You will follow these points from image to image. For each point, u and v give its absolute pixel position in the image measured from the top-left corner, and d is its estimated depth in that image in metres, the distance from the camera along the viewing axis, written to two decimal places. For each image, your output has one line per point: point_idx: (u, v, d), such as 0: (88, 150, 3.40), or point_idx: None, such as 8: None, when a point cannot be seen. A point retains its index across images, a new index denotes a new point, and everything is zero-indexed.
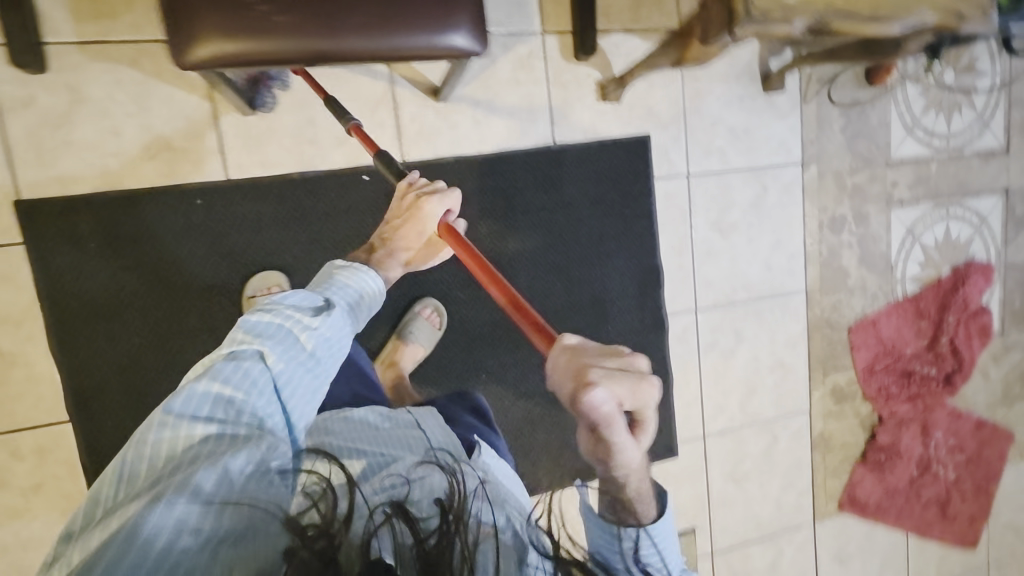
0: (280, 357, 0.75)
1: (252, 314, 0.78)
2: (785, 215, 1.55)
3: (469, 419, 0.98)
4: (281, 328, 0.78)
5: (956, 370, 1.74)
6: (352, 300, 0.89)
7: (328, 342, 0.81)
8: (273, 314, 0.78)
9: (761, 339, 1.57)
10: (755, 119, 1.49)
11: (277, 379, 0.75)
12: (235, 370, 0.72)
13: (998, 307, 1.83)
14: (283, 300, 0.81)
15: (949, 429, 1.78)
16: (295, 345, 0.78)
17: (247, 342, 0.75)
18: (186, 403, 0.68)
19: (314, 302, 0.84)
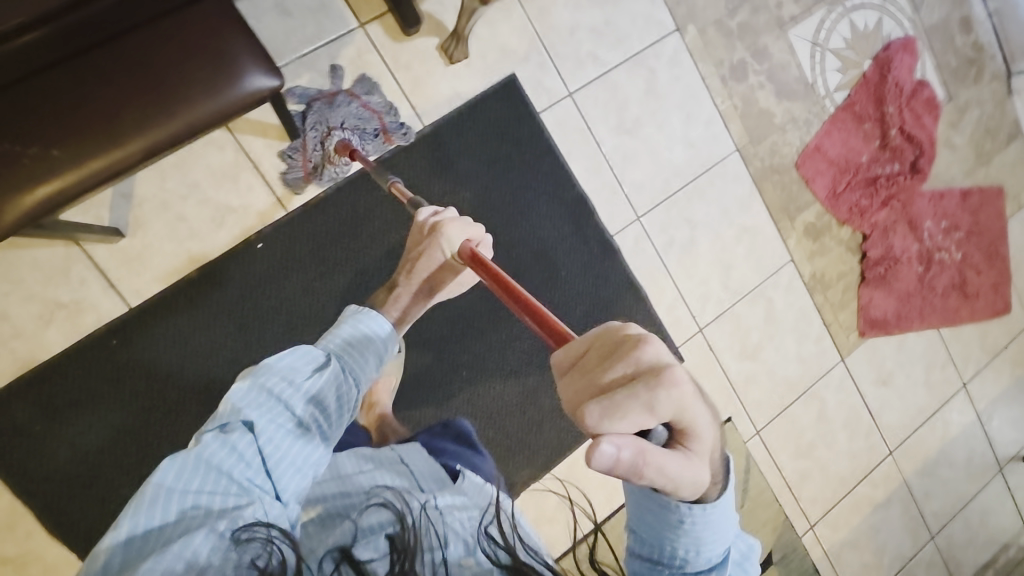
0: (269, 424, 0.67)
1: (246, 380, 0.70)
2: (684, 87, 1.48)
3: (449, 445, 0.95)
4: (275, 390, 0.70)
5: (919, 155, 1.69)
6: (360, 351, 0.80)
7: (327, 400, 0.73)
8: (266, 378, 0.71)
9: (715, 214, 1.52)
10: (612, 8, 1.42)
11: (266, 451, 0.65)
12: (222, 447, 0.63)
13: (936, 75, 1.75)
14: (281, 361, 0.73)
15: (936, 213, 1.75)
16: (285, 407, 0.69)
17: (236, 412, 0.67)
18: (170, 478, 0.60)
19: (315, 360, 0.75)
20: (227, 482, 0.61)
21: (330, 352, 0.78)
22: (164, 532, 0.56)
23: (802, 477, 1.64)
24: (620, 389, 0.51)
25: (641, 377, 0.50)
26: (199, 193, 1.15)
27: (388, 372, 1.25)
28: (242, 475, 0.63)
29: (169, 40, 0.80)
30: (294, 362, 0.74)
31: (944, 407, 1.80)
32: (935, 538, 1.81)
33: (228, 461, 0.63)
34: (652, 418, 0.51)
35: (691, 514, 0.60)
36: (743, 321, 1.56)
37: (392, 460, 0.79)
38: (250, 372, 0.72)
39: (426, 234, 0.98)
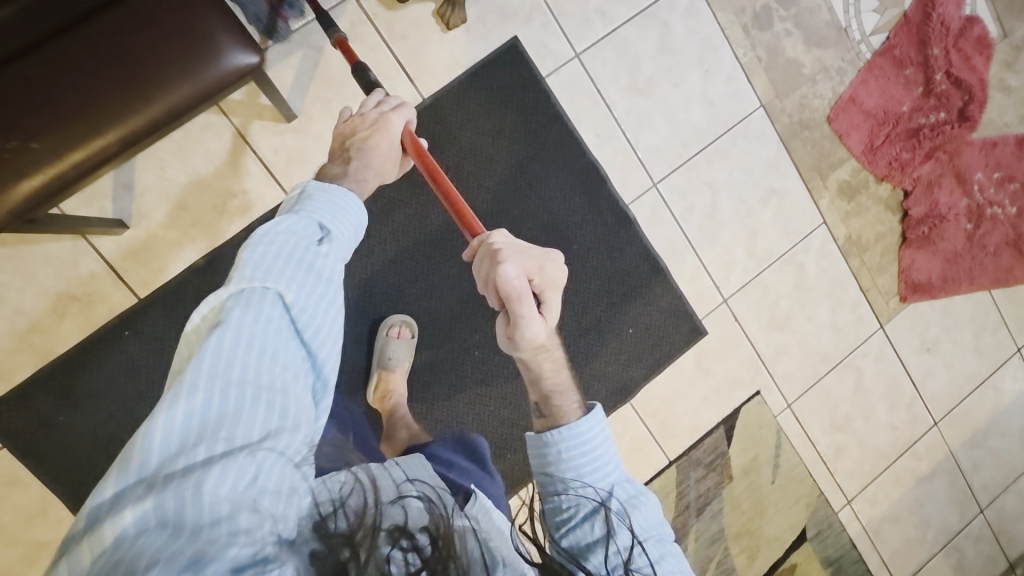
0: (293, 298, 0.60)
1: (253, 246, 0.61)
2: (702, 41, 1.38)
3: (461, 461, 0.91)
4: (293, 260, 0.62)
5: (967, 101, 1.55)
6: (352, 219, 0.72)
7: (341, 272, 0.66)
8: (276, 245, 0.62)
9: (738, 177, 1.43)
10: None
11: (295, 328, 0.60)
12: (248, 327, 0.56)
13: (988, 10, 1.59)
14: (283, 226, 0.63)
15: (987, 164, 1.61)
16: (304, 277, 0.62)
17: (257, 283, 0.59)
18: (208, 364, 0.53)
19: (318, 230, 0.66)
20: (270, 365, 0.56)
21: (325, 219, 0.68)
22: (215, 423, 0.52)
23: (837, 451, 1.57)
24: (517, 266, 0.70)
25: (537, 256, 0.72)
26: (199, 180, 1.12)
27: (401, 360, 1.23)
28: (277, 357, 0.57)
29: (139, 17, 0.76)
30: (298, 228, 0.64)
31: (996, 373, 1.68)
32: (985, 511, 1.71)
33: (264, 342, 0.57)
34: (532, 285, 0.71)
35: (563, 439, 0.70)
36: (771, 290, 1.48)
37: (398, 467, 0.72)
38: (252, 237, 0.62)
39: (369, 124, 0.84)
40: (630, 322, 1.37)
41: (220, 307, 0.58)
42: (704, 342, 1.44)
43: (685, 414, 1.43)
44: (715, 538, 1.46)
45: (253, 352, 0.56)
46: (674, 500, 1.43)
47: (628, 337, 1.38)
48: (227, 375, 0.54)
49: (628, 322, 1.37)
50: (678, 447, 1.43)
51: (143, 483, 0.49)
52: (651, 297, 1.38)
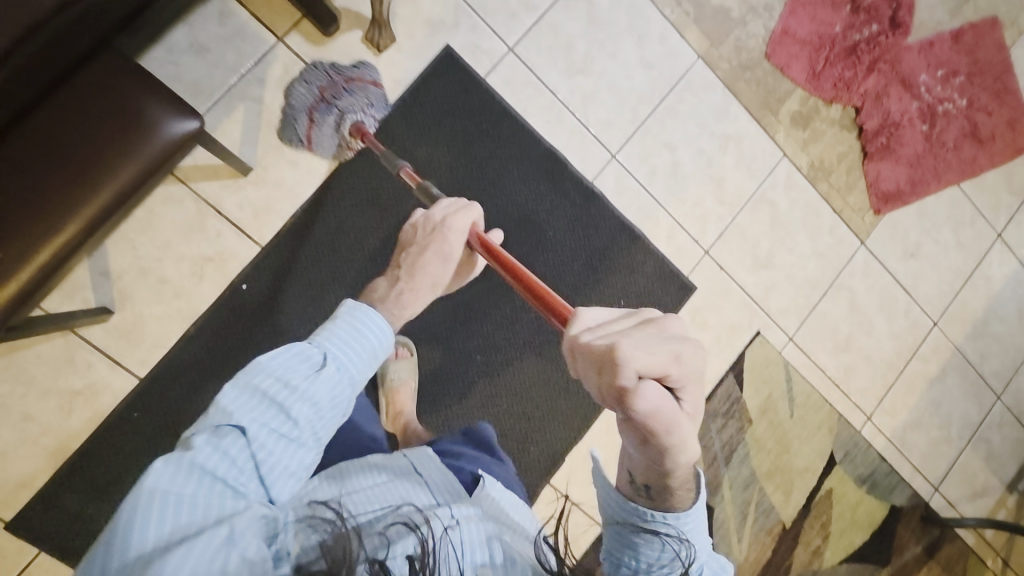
0: (262, 431, 0.65)
1: (238, 382, 0.66)
2: (629, 8, 1.40)
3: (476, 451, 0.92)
4: (268, 394, 0.67)
5: (896, 9, 1.57)
6: (353, 352, 0.75)
7: (319, 406, 0.70)
8: (261, 383, 0.67)
9: (693, 131, 1.45)
10: None
11: (261, 456, 0.64)
12: (217, 452, 0.62)
13: None
14: (273, 361, 0.69)
15: (930, 64, 1.64)
16: (276, 414, 0.66)
17: (228, 417, 0.64)
18: (165, 482, 0.58)
19: (312, 359, 0.71)
20: (231, 488, 0.61)
21: (325, 352, 0.73)
22: (168, 536, 0.54)
23: (847, 371, 1.60)
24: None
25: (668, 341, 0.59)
26: (172, 251, 1.14)
27: (405, 381, 1.26)
28: (239, 481, 0.62)
29: (70, 110, 0.78)
30: (289, 363, 0.69)
31: (982, 263, 1.72)
32: (1001, 398, 1.75)
33: (225, 467, 0.61)
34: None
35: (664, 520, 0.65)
36: (749, 232, 1.50)
37: (404, 468, 0.81)
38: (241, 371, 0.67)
39: (428, 232, 0.93)
40: (620, 294, 1.40)
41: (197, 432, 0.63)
42: (696, 297, 1.46)
43: None
44: (749, 482, 1.49)
45: (216, 476, 0.60)
46: (702, 455, 1.45)
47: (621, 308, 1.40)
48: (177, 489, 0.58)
49: (617, 294, 1.39)
50: None
51: None
52: (634, 265, 1.40)
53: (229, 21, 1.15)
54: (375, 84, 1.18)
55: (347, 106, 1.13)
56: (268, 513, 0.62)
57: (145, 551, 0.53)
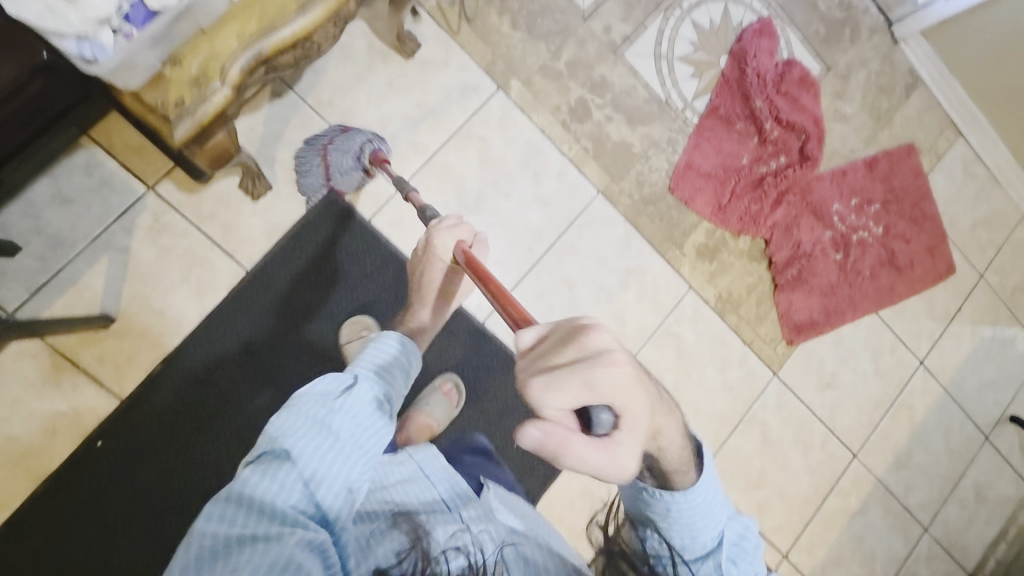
0: (311, 450, 0.64)
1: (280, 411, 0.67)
2: (524, 147, 1.39)
3: (472, 456, 1.07)
4: (314, 418, 0.66)
5: (805, 141, 1.57)
6: (381, 373, 0.81)
7: (360, 420, 0.70)
8: (302, 407, 0.68)
9: (592, 266, 1.43)
10: (419, 88, 1.32)
11: (310, 475, 0.62)
12: (263, 478, 0.60)
13: (807, 49, 1.61)
14: (312, 388, 0.71)
15: (843, 193, 1.63)
16: (322, 430, 0.66)
17: (275, 442, 0.64)
18: (216, 519, 0.56)
19: (344, 381, 0.74)
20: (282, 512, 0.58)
21: (356, 374, 0.77)
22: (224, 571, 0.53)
23: (761, 508, 1.53)
24: (561, 366, 0.53)
25: (583, 356, 0.53)
26: (20, 408, 1.10)
27: (432, 416, 1.24)
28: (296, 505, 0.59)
29: None
30: (325, 387, 0.72)
31: (903, 392, 1.68)
32: (929, 530, 1.68)
33: (272, 491, 0.59)
34: (595, 396, 0.52)
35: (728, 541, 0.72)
36: (652, 367, 1.47)
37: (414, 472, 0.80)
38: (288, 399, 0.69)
39: (422, 254, 0.96)
40: (513, 437, 1.37)
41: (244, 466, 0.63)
42: None
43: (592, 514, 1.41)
44: None
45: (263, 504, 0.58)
46: None
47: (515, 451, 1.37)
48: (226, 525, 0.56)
49: (508, 436, 1.37)
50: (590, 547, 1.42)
51: None
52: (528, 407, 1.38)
53: (96, 171, 1.14)
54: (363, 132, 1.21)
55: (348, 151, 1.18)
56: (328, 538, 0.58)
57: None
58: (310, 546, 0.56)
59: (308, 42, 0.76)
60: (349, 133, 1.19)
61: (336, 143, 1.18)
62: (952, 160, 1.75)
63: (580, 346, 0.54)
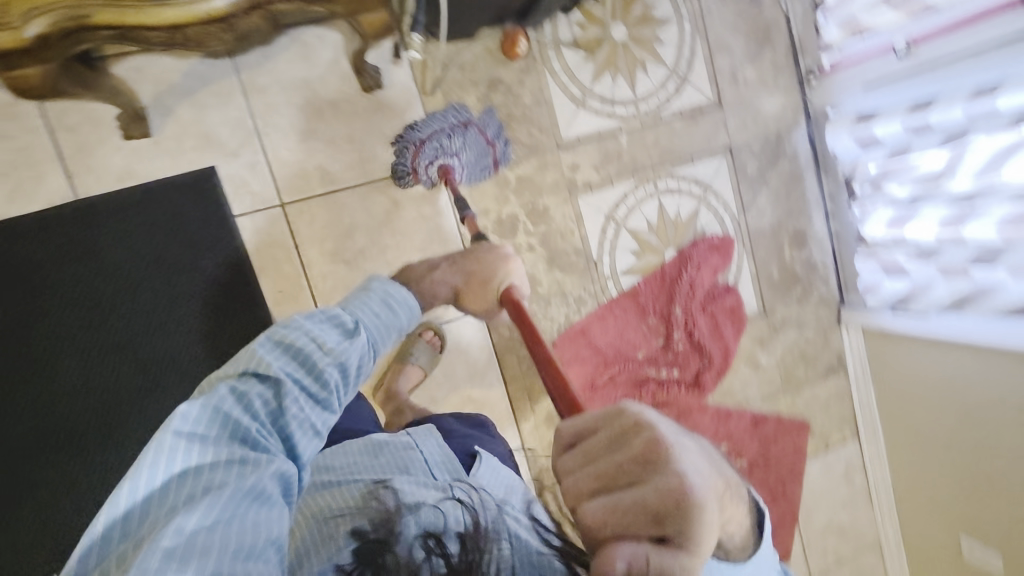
0: (293, 385, 0.64)
1: (270, 334, 0.67)
2: (430, 230, 1.30)
3: (453, 424, 1.05)
4: (304, 355, 0.66)
5: (704, 368, 1.51)
6: (381, 314, 0.73)
7: (347, 371, 0.68)
8: (293, 334, 0.66)
9: (435, 374, 1.35)
10: (360, 124, 1.25)
11: (286, 412, 0.63)
12: (234, 402, 0.61)
13: (752, 284, 1.58)
14: (303, 320, 0.68)
15: (718, 434, 1.56)
16: (310, 370, 0.65)
17: (263, 369, 0.63)
18: (190, 437, 0.58)
19: (340, 323, 0.70)
20: (246, 441, 0.60)
21: (355, 314, 0.71)
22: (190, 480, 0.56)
23: None
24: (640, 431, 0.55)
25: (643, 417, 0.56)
26: None
27: (420, 366, 1.30)
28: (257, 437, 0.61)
29: None
30: (318, 322, 0.69)
31: None
32: None
33: (247, 419, 0.61)
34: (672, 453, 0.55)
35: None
36: None
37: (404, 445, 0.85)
38: (276, 325, 0.68)
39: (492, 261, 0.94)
40: None
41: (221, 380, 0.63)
42: None
43: None
44: None
45: (236, 429, 0.60)
46: None
47: None
48: (196, 460, 0.57)
49: None
50: None
51: (116, 534, 0.53)
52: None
53: None
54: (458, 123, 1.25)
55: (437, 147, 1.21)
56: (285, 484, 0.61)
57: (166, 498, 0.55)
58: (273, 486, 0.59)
59: (177, 26, 0.80)
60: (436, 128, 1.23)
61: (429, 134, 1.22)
62: (837, 457, 1.69)
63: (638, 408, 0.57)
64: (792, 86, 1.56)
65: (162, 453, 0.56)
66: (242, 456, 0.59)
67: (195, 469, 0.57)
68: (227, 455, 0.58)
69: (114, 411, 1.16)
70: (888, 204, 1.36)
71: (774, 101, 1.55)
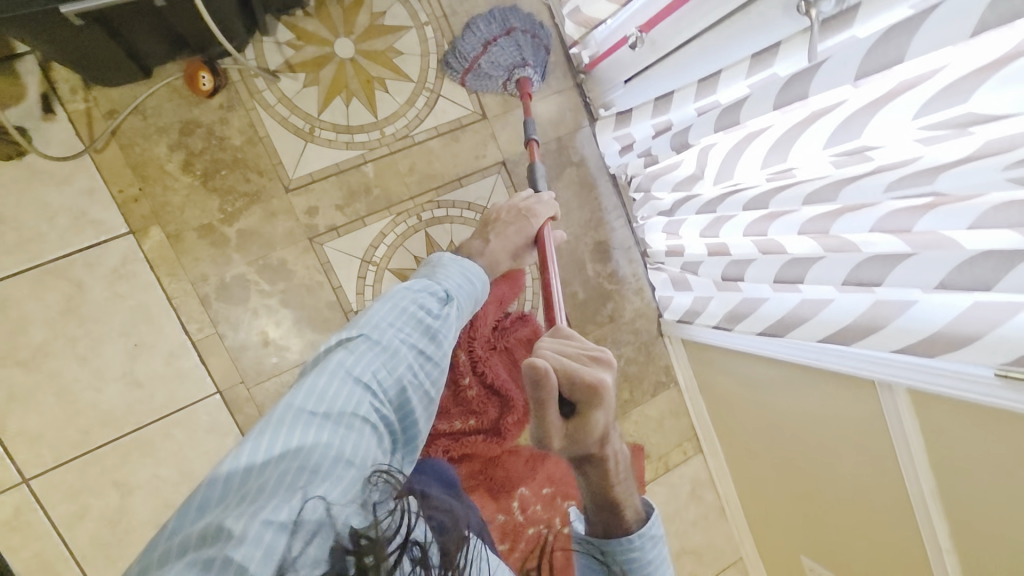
0: (409, 351, 0.67)
1: (377, 302, 0.70)
2: (131, 310, 1.12)
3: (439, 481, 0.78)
4: (415, 320, 0.69)
5: (505, 412, 1.31)
6: (464, 284, 0.78)
7: (447, 340, 0.71)
8: (400, 298, 0.70)
9: (167, 477, 1.15)
10: (14, 201, 1.05)
11: (399, 374, 0.65)
12: (343, 365, 0.62)
13: (554, 309, 1.43)
14: (406, 286, 0.73)
15: (536, 477, 1.36)
16: (415, 335, 0.68)
17: (375, 338, 0.66)
18: (304, 398, 0.58)
19: (438, 293, 0.74)
20: (365, 393, 0.61)
21: (447, 286, 0.76)
22: (288, 458, 0.54)
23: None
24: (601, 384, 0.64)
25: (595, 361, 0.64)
26: None
27: None
28: (370, 392, 0.62)
29: None
30: (415, 289, 0.73)
31: None
32: None
33: (359, 382, 0.62)
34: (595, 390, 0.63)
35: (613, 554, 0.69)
36: None
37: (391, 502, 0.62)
38: (378, 296, 0.71)
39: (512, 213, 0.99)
40: None
41: (319, 358, 0.64)
42: None
43: None
44: None
45: (360, 387, 0.61)
46: None
47: None
48: (293, 432, 0.56)
49: None
50: None
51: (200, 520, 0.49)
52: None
53: None
54: (505, 34, 1.25)
55: (506, 62, 1.25)
56: (378, 458, 0.59)
57: (263, 473, 0.52)
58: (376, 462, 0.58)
59: None
60: (509, 37, 1.24)
61: (492, 51, 1.24)
62: (685, 480, 1.53)
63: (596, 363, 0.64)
64: (569, 84, 1.40)
65: (268, 426, 0.56)
66: (357, 415, 0.60)
67: (283, 439, 0.55)
68: (355, 410, 0.60)
69: None
70: (658, 214, 1.20)
71: (551, 104, 1.39)
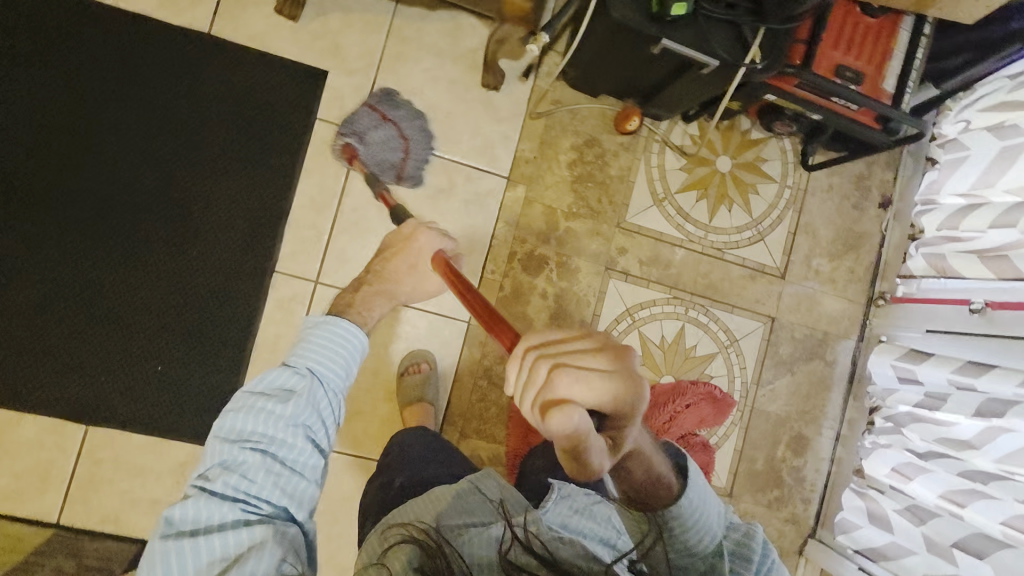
0: (274, 451, 0.72)
1: (227, 416, 0.73)
2: (466, 226, 1.34)
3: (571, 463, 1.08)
4: (251, 430, 0.72)
5: None
6: (325, 358, 0.79)
7: (306, 421, 0.75)
8: (246, 410, 0.73)
9: (391, 351, 1.34)
10: (462, 108, 1.34)
11: (266, 471, 0.71)
12: (206, 492, 0.68)
13: (731, 459, 1.46)
14: (252, 392, 0.74)
15: None
16: (272, 438, 0.72)
17: (228, 452, 0.71)
18: (183, 521, 0.67)
19: (289, 383, 0.76)
20: (242, 496, 0.69)
21: (305, 368, 0.77)
22: (208, 564, 0.66)
23: None
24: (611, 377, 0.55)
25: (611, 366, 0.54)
26: None
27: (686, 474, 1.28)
28: (256, 493, 0.70)
29: None
30: (271, 381, 0.75)
31: None
32: None
33: (236, 492, 0.69)
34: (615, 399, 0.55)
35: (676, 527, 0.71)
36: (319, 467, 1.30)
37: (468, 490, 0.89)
38: (228, 407, 0.74)
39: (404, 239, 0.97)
40: (161, 360, 1.23)
41: (189, 486, 0.70)
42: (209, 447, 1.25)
43: (120, 492, 1.23)
44: None
45: (235, 498, 0.69)
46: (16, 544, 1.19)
47: (144, 372, 1.23)
48: (188, 551, 0.66)
49: (159, 358, 1.23)
50: (79, 513, 1.21)
51: None
52: (204, 369, 1.25)
53: None
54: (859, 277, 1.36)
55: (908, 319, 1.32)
56: (279, 530, 0.69)
57: None
58: (276, 533, 0.69)
59: None
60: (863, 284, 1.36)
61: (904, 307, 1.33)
62: None
63: (605, 361, 0.54)
64: (861, 300, 1.52)
65: (158, 560, 0.65)
66: (252, 511, 0.69)
67: (187, 557, 0.65)
68: (238, 518, 0.68)
69: (114, 211, 1.24)
70: (901, 449, 1.25)
71: (837, 304, 1.52)
